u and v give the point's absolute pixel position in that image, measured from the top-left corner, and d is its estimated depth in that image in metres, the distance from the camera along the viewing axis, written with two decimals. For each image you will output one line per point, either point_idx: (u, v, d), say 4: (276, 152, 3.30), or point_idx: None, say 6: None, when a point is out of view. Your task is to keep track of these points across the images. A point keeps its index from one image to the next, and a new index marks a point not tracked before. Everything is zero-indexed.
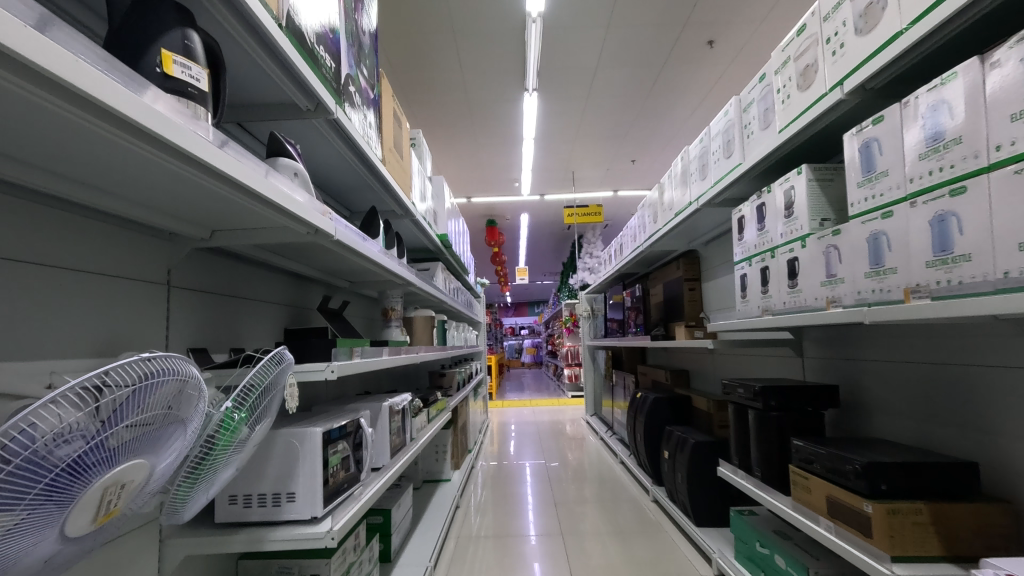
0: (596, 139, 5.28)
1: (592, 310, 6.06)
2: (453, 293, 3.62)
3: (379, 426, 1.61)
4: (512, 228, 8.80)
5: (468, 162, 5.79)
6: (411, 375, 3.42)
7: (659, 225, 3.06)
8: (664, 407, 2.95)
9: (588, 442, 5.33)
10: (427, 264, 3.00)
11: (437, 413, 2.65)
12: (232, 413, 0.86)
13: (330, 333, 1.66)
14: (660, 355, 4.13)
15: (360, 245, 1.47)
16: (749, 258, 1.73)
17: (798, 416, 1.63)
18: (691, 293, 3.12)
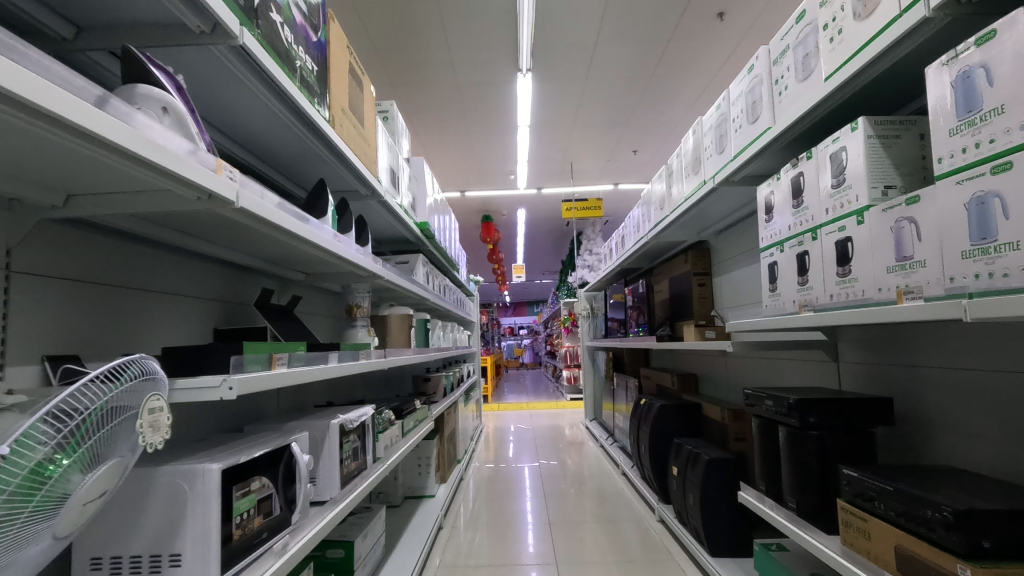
0: (596, 126, 4.97)
1: (591, 308, 5.76)
2: (438, 290, 3.32)
3: (325, 450, 1.30)
4: (508, 225, 8.49)
5: (460, 152, 5.48)
6: (391, 380, 3.11)
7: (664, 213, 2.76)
8: (672, 416, 2.65)
9: (587, 449, 5.03)
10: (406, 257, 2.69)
11: (416, 425, 2.35)
12: (34, 434, 0.54)
13: (268, 335, 1.35)
14: (665, 357, 3.82)
15: (295, 224, 1.16)
16: (780, 243, 1.42)
17: (843, 435, 1.33)
18: (700, 289, 2.84)
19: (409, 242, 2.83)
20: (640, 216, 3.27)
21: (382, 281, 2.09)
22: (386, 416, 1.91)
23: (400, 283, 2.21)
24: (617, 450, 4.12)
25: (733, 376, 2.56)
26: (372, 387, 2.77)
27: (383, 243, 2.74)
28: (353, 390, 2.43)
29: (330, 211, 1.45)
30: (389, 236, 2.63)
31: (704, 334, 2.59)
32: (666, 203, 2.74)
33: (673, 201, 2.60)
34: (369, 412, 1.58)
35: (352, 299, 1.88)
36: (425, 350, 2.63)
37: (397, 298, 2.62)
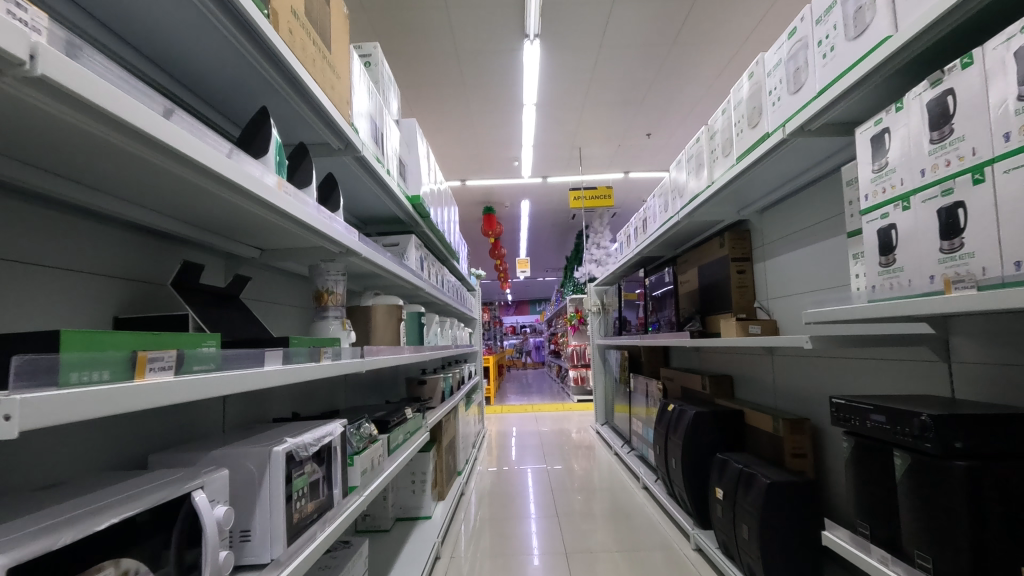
0: (608, 104, 4.58)
1: (601, 303, 5.36)
2: (435, 279, 2.92)
3: (265, 490, 0.90)
4: (511, 217, 8.10)
5: (460, 135, 5.08)
6: (380, 383, 2.72)
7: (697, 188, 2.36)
8: (710, 425, 2.27)
9: (599, 454, 4.63)
10: (395, 238, 2.30)
11: (407, 438, 1.96)
12: None
13: (190, 325, 0.96)
14: (689, 356, 3.42)
15: (218, 158, 0.78)
16: (903, 197, 1.03)
17: (1010, 466, 0.93)
18: (739, 276, 2.48)
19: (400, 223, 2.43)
20: (666, 196, 2.87)
21: (361, 262, 1.70)
22: (366, 431, 1.52)
23: (384, 264, 1.82)
24: (635, 459, 3.72)
25: (788, 378, 2.15)
26: (354, 392, 2.39)
27: (368, 221, 2.34)
28: (327, 394, 2.05)
29: (273, 153, 1.06)
30: (375, 212, 2.24)
31: (747, 329, 2.24)
32: (699, 175, 2.32)
33: (710, 172, 2.18)
34: (336, 430, 1.18)
35: (319, 282, 1.49)
36: (417, 347, 2.25)
37: (384, 286, 2.23)
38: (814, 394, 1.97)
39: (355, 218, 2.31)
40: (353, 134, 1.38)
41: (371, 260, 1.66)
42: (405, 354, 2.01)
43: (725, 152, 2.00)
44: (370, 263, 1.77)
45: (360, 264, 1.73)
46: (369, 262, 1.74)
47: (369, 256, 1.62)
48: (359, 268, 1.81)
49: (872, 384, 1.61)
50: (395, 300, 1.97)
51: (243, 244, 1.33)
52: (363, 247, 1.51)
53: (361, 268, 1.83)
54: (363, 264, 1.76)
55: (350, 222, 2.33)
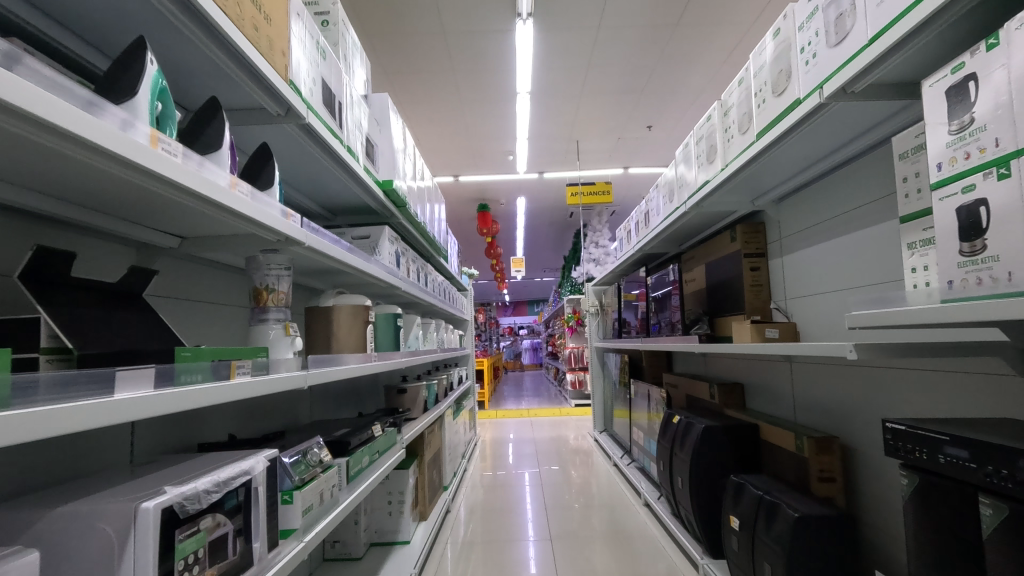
0: (607, 92, 4.33)
1: (599, 304, 5.10)
2: (416, 276, 2.66)
3: (129, 564, 0.65)
4: (506, 215, 7.84)
5: (451, 126, 4.84)
6: (355, 392, 2.47)
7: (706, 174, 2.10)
8: (720, 441, 2.02)
9: (597, 463, 4.37)
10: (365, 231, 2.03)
11: (375, 459, 1.70)
12: None
13: (43, 330, 0.71)
14: (695, 361, 3.17)
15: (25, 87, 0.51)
16: (1001, 161, 0.77)
17: None
18: (753, 274, 2.22)
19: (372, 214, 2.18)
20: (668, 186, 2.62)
21: (314, 255, 1.45)
22: (315, 459, 1.26)
23: (345, 257, 1.57)
24: (635, 471, 3.46)
25: (814, 389, 1.90)
26: (320, 404, 2.13)
27: (335, 210, 2.09)
28: (283, 407, 1.79)
29: (151, 95, 0.73)
30: (342, 201, 1.98)
31: (763, 333, 1.99)
32: (708, 159, 2.07)
33: (722, 154, 1.93)
34: (257, 466, 0.92)
35: (255, 278, 1.23)
36: (388, 354, 2.00)
37: (352, 285, 1.98)
38: (846, 407, 1.72)
39: (320, 208, 2.06)
40: (294, 97, 1.13)
41: (326, 252, 1.41)
42: (372, 362, 1.75)
43: (741, 129, 1.75)
44: (326, 258, 1.52)
45: (314, 258, 1.48)
46: (325, 256, 1.48)
47: (322, 247, 1.37)
48: (314, 263, 1.55)
49: (927, 403, 1.36)
50: (361, 300, 1.72)
51: (155, 231, 1.08)
52: (311, 235, 1.26)
53: (318, 263, 1.57)
54: (319, 258, 1.51)
55: (315, 212, 2.07)
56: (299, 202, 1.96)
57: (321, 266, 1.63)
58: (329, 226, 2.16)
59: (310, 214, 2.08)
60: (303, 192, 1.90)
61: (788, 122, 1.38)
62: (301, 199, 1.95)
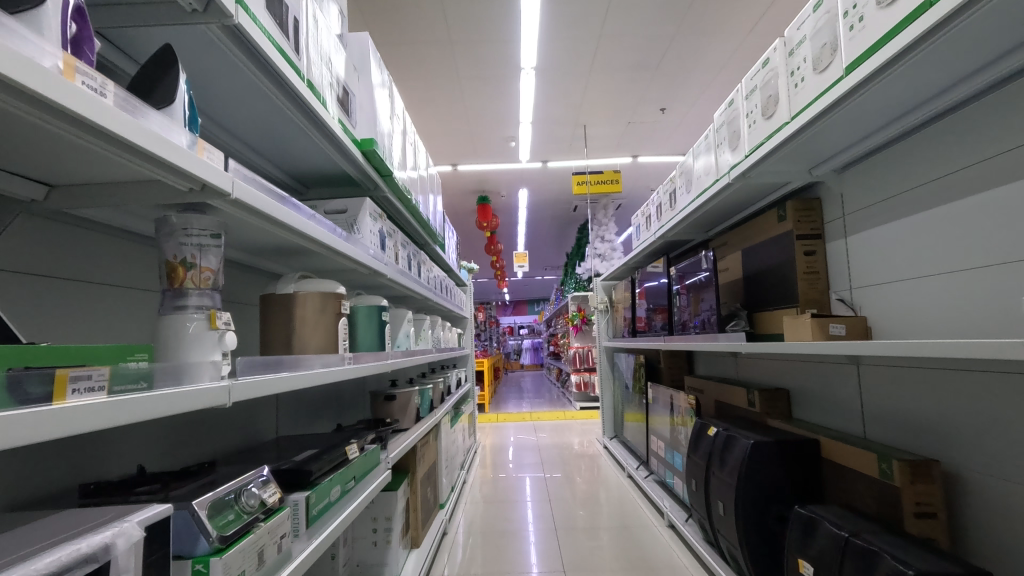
0: (618, 67, 3.99)
1: (608, 301, 4.74)
2: (407, 264, 2.31)
3: None
4: (507, 208, 7.48)
5: (448, 107, 4.48)
6: (334, 399, 2.11)
7: (758, 133, 1.76)
8: (773, 458, 1.67)
9: (607, 472, 4.01)
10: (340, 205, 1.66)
11: (350, 488, 1.34)
12: None
13: None
14: (723, 362, 2.82)
15: None
16: None
17: None
18: (807, 259, 1.86)
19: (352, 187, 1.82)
20: (699, 159, 2.26)
21: (262, 223, 1.09)
22: (250, 505, 0.89)
23: (311, 230, 1.21)
24: (653, 485, 3.10)
25: (896, 398, 1.55)
26: (288, 415, 1.77)
27: (304, 178, 1.73)
28: (231, 422, 1.44)
29: None
30: (313, 165, 1.62)
31: (826, 329, 1.64)
32: (762, 115, 1.73)
33: (785, 103, 1.60)
34: (123, 541, 0.55)
35: (165, 249, 0.88)
36: (368, 355, 1.64)
37: (324, 270, 1.61)
38: (949, 422, 1.37)
39: (287, 174, 1.69)
40: None
41: (279, 218, 1.05)
42: (345, 365, 1.40)
43: (818, 65, 1.44)
44: (283, 230, 1.16)
45: (264, 228, 1.12)
46: (278, 226, 1.12)
47: (271, 209, 1.01)
48: (265, 236, 1.19)
49: None
50: (334, 287, 1.36)
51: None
52: (247, 189, 0.89)
53: (273, 237, 1.21)
54: (271, 230, 1.14)
55: (281, 180, 1.71)
56: (259, 165, 1.60)
57: (278, 242, 1.27)
58: (299, 197, 1.80)
59: (275, 181, 1.71)
60: (261, 152, 1.54)
61: (913, 33, 1.09)
62: (260, 161, 1.58)
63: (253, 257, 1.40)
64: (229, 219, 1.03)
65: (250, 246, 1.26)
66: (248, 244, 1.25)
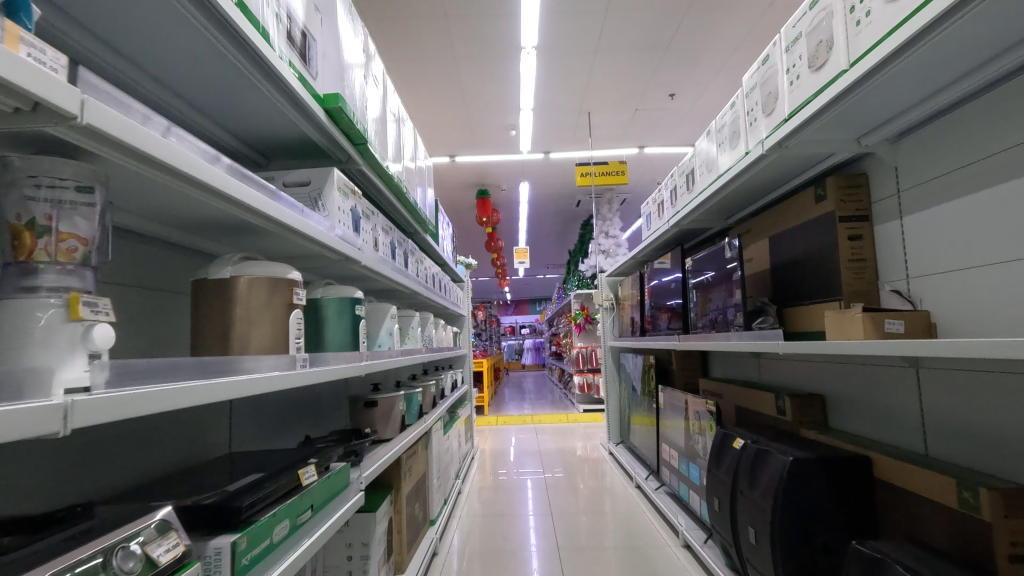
0: (626, 47, 3.73)
1: (614, 298, 4.48)
2: (391, 252, 2.04)
3: None
4: (508, 203, 7.23)
5: (444, 92, 4.23)
6: (306, 405, 1.85)
7: (803, 90, 1.45)
8: (817, 477, 1.41)
9: (613, 480, 3.75)
10: (300, 175, 1.38)
11: (306, 520, 1.09)
12: None
13: None
14: (744, 364, 2.55)
15: None
16: None
17: None
18: (852, 244, 1.60)
19: (320, 157, 1.55)
20: (725, 131, 1.97)
21: (177, 183, 0.82)
22: (125, 570, 0.62)
23: (254, 199, 0.94)
24: (665, 497, 2.84)
25: (972, 411, 1.29)
26: (245, 427, 1.51)
27: (258, 143, 1.45)
28: (160, 439, 1.17)
29: None
30: (265, 122, 1.34)
31: (882, 326, 1.37)
32: (808, 66, 1.43)
33: (841, 48, 1.29)
34: None
35: (3, 205, 0.61)
36: (333, 356, 1.38)
37: (282, 252, 1.35)
38: None
39: (237, 138, 1.42)
40: None
41: (198, 176, 0.78)
42: (301, 369, 1.14)
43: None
44: (212, 196, 0.89)
45: (184, 190, 0.85)
46: (202, 188, 0.85)
47: (183, 163, 0.74)
48: (182, 198, 0.91)
49: None
50: (288, 273, 1.11)
51: None
52: (128, 123, 0.63)
53: (201, 204, 0.95)
54: (193, 194, 0.88)
55: (230, 145, 1.43)
56: (199, 123, 1.32)
57: (212, 211, 1.00)
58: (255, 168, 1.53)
59: (223, 147, 1.43)
60: (200, 106, 1.27)
61: None
62: (200, 117, 1.30)
63: (187, 231, 1.13)
64: (123, 171, 0.77)
65: (175, 212, 0.98)
66: (175, 212, 0.99)
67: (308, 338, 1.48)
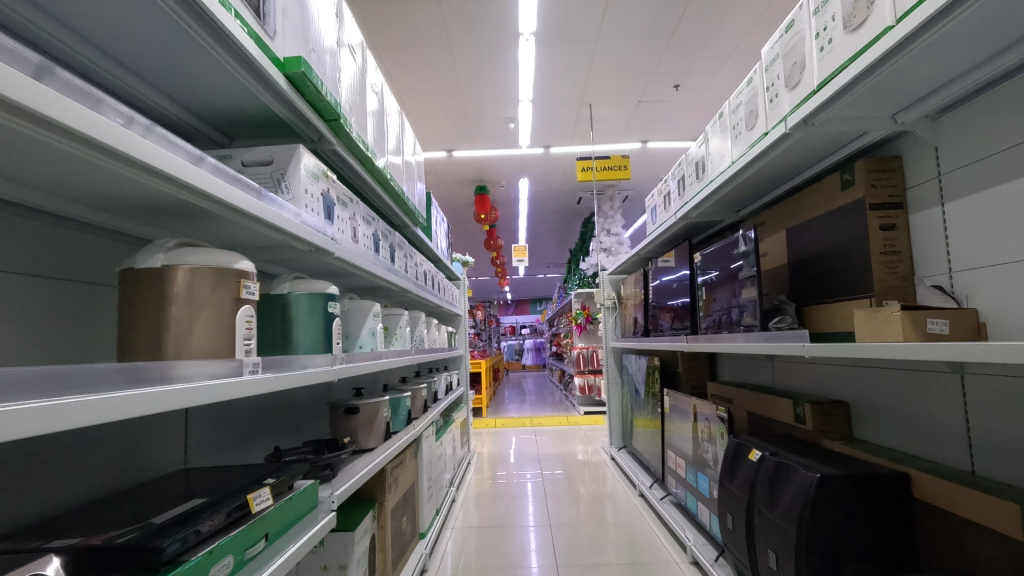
0: (628, 35, 3.56)
1: (617, 296, 4.31)
2: (374, 244, 1.87)
3: None
4: (507, 200, 7.07)
5: (439, 82, 4.07)
6: (279, 413, 1.70)
7: (832, 55, 1.25)
8: (847, 497, 1.25)
9: (616, 487, 3.59)
10: (261, 152, 1.20)
11: (259, 554, 0.93)
12: None
13: None
14: (755, 367, 2.39)
15: None
16: None
17: None
18: (884, 235, 1.43)
19: (286, 134, 1.38)
20: (738, 112, 1.78)
21: (125, 169, 0.74)
22: None
23: (190, 171, 0.78)
24: (670, 507, 2.69)
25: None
26: (205, 439, 1.35)
27: (214, 118, 1.29)
28: (88, 459, 1.02)
29: None
30: (216, 88, 1.16)
31: (924, 327, 1.21)
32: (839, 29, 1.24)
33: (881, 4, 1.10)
34: None
35: None
36: (297, 358, 1.22)
37: (239, 239, 1.17)
38: None
39: (191, 112, 1.26)
40: None
41: (151, 165, 0.70)
42: (252, 376, 0.96)
43: None
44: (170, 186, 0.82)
45: (134, 176, 0.77)
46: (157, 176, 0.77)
47: (137, 150, 0.67)
48: (93, 165, 0.74)
49: None
50: (236, 262, 0.93)
51: None
52: (66, 103, 0.55)
53: (142, 186, 0.83)
54: (147, 181, 0.80)
55: (184, 119, 1.27)
56: (141, 92, 1.15)
57: (171, 201, 0.92)
58: (214, 147, 1.36)
59: (175, 121, 1.27)
60: (141, 73, 1.09)
61: None
62: (144, 87, 1.14)
63: (114, 212, 0.96)
64: (60, 150, 0.68)
65: (130, 199, 0.91)
66: (113, 194, 0.87)
67: (276, 337, 1.31)
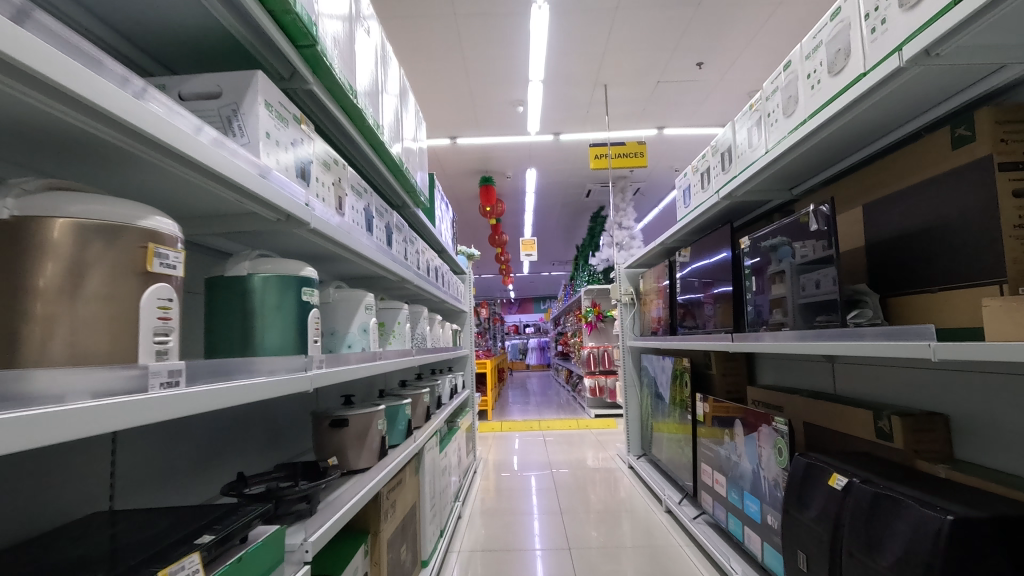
0: (651, 5, 3.25)
1: (636, 291, 3.99)
2: (368, 222, 1.54)
3: None
4: (514, 192, 6.77)
5: (443, 61, 3.78)
6: (248, 427, 1.39)
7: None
8: (988, 546, 0.95)
9: (636, 498, 3.28)
10: (193, 80, 0.88)
11: None
12: None
13: None
14: (809, 369, 2.08)
15: None
16: None
17: None
18: (1019, 204, 1.11)
19: (244, 64, 1.04)
20: (816, 58, 1.35)
21: (121, 139, 0.66)
22: None
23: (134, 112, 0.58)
24: (705, 527, 2.38)
25: None
26: (142, 467, 1.04)
27: (137, 35, 0.94)
28: None
29: None
30: None
31: None
32: None
33: None
34: None
35: None
36: (255, 362, 0.90)
37: (163, 188, 0.86)
38: None
39: (109, 26, 0.92)
40: None
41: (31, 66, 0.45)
42: (164, 391, 0.62)
43: None
44: (172, 160, 0.74)
45: (102, 134, 0.65)
46: (154, 146, 0.69)
47: (140, 121, 0.59)
48: None
49: None
50: (141, 218, 0.61)
51: None
52: (62, 61, 0.48)
53: (35, 108, 0.59)
54: (125, 144, 0.68)
55: (101, 38, 0.93)
56: None
57: (169, 183, 0.84)
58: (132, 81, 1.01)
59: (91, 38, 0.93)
60: None
61: None
62: None
63: None
64: (25, 104, 0.57)
65: (52, 143, 0.68)
66: None
67: (231, 333, 1.00)
